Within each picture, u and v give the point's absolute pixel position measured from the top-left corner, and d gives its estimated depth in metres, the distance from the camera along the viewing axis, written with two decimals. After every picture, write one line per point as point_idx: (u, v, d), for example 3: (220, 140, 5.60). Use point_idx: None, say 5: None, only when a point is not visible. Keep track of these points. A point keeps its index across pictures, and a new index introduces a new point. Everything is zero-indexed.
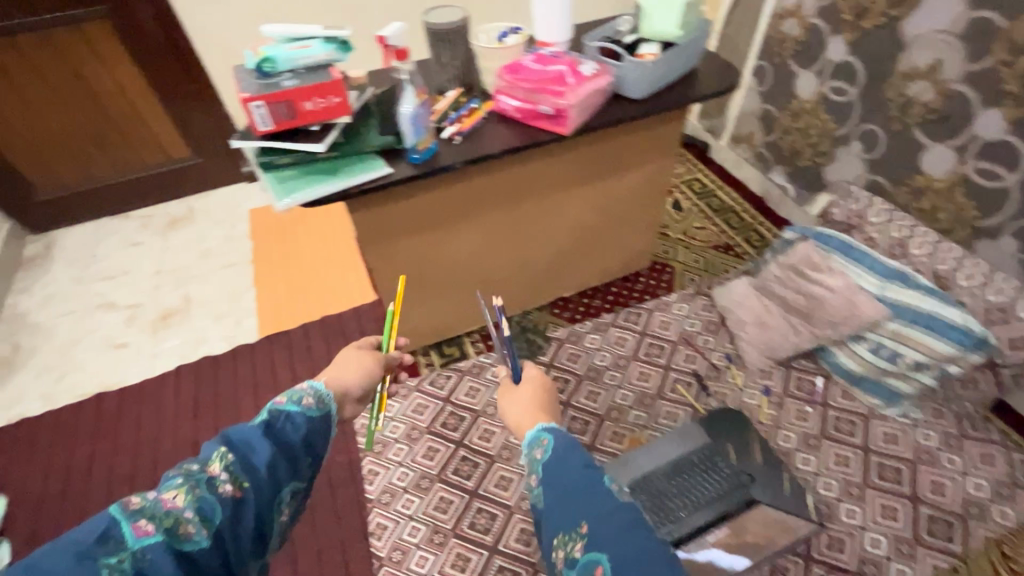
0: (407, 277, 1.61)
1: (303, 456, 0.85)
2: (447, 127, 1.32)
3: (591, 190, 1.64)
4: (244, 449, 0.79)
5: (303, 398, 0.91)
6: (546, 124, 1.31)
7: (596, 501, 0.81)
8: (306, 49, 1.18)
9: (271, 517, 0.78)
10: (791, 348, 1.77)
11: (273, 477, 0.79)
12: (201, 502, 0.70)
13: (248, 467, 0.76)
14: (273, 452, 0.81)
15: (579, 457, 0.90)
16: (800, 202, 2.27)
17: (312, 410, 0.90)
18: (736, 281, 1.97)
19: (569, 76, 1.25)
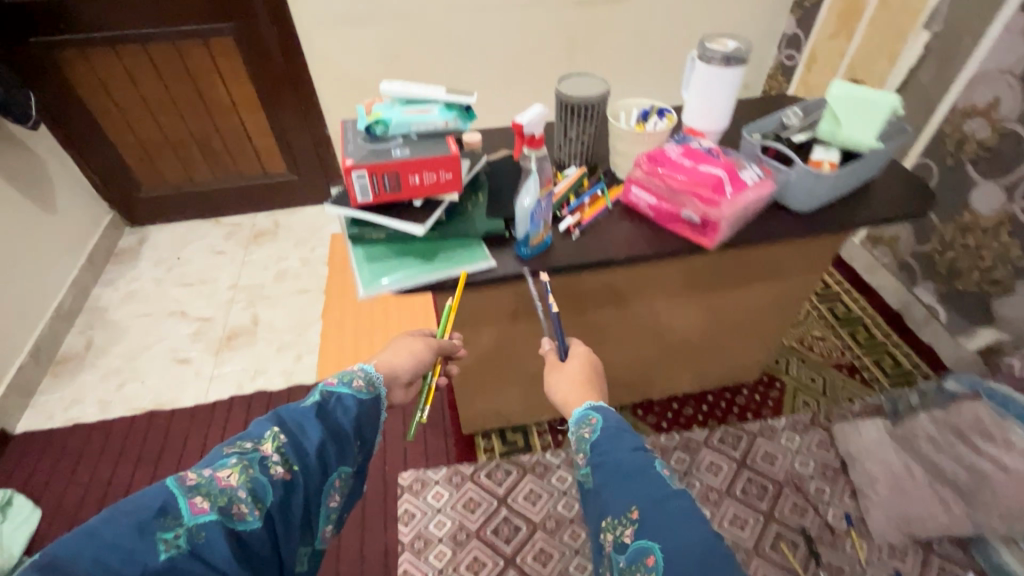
0: (485, 364, 1.43)
1: (349, 440, 0.84)
2: (565, 219, 1.13)
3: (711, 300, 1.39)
4: (298, 430, 0.79)
5: (357, 379, 0.91)
6: (684, 230, 1.09)
7: (644, 489, 0.82)
8: (424, 115, 1.04)
9: (320, 498, 0.79)
10: (937, 531, 1.41)
11: (321, 460, 0.79)
12: (253, 482, 0.71)
13: (299, 449, 0.77)
14: (325, 435, 0.81)
15: (628, 445, 0.90)
16: (953, 331, 1.89)
17: (362, 396, 0.89)
18: (866, 422, 1.63)
19: (727, 182, 1.01)
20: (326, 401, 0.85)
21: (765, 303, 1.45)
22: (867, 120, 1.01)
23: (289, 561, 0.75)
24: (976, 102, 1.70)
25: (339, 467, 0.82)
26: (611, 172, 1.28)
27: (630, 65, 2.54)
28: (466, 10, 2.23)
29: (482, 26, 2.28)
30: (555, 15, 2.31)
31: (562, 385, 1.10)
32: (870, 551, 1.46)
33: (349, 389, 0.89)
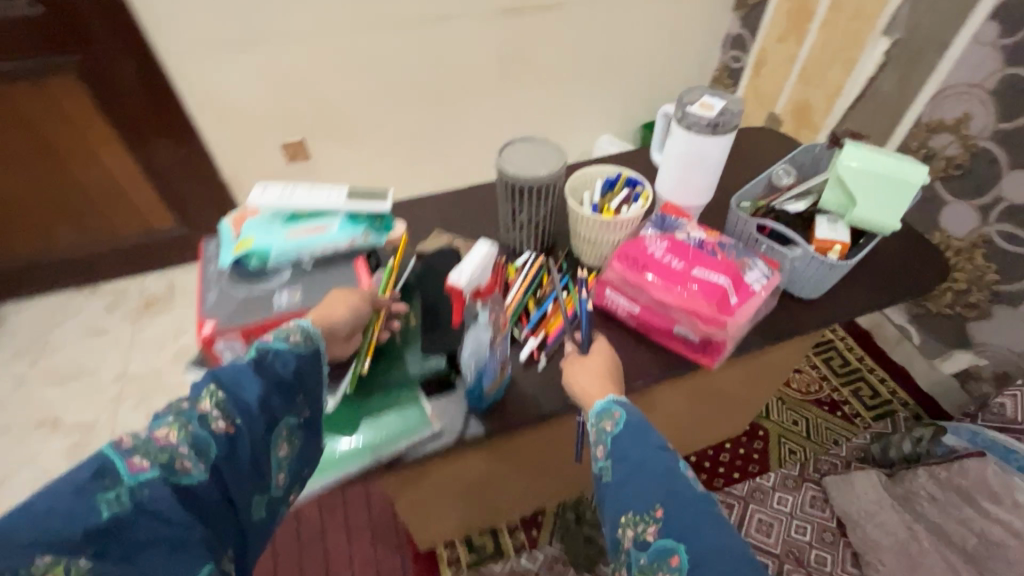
0: (438, 494, 1.16)
1: (305, 386, 0.65)
2: (526, 343, 0.88)
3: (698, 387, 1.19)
4: (237, 384, 0.59)
5: (295, 329, 0.66)
6: (680, 346, 0.85)
7: (674, 493, 0.67)
8: (319, 234, 0.75)
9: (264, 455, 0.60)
10: None
11: (271, 410, 0.61)
12: (196, 438, 0.54)
13: (243, 400, 0.58)
14: (269, 387, 0.61)
15: (654, 436, 0.72)
16: (927, 353, 1.81)
17: (305, 348, 0.65)
18: (861, 476, 1.50)
19: (732, 292, 0.78)
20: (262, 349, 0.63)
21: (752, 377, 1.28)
22: (891, 198, 0.82)
23: (244, 516, 0.58)
24: (943, 118, 1.58)
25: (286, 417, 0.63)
26: (574, 256, 1.03)
27: (568, 77, 2.29)
28: (373, 24, 1.87)
29: (395, 42, 1.93)
30: (480, 26, 1.99)
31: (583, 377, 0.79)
32: None
33: (291, 334, 0.66)
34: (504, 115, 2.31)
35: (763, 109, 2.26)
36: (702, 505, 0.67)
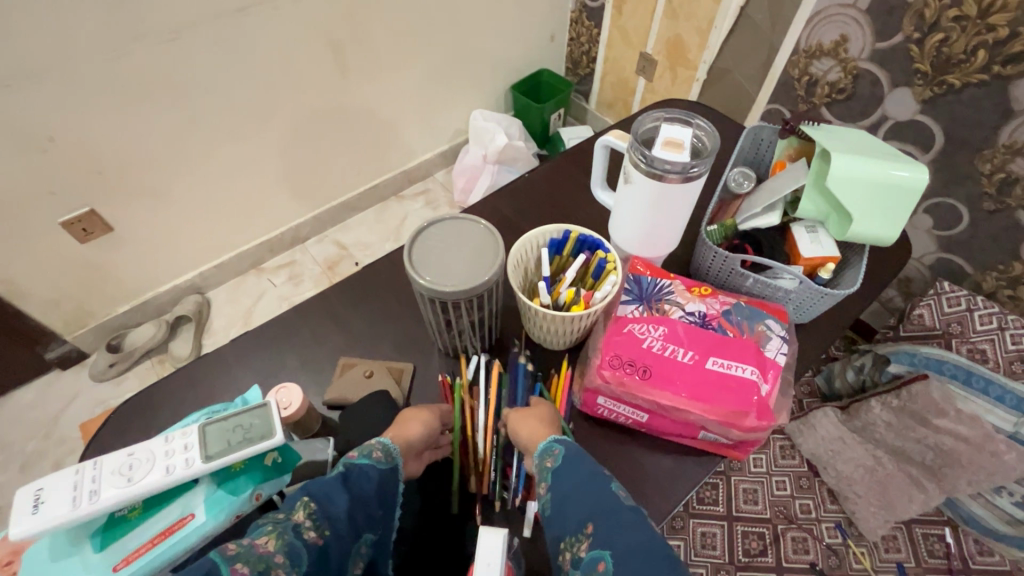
0: None
1: (390, 502, 0.61)
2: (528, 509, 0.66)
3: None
4: (329, 498, 0.54)
5: (380, 449, 0.62)
6: (702, 444, 0.69)
7: (606, 506, 0.55)
8: (177, 530, 0.47)
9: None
10: (918, 512, 1.39)
11: (359, 523, 0.56)
12: (288, 549, 0.48)
13: (334, 512, 0.54)
14: (357, 501, 0.56)
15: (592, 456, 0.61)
16: None
17: (387, 465, 0.61)
18: (820, 415, 1.54)
19: (763, 382, 0.62)
20: (353, 468, 0.59)
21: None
22: (891, 206, 0.70)
23: None
24: (821, 42, 1.53)
25: (368, 535, 0.57)
26: (535, 345, 0.80)
27: (419, 52, 1.92)
28: (138, 38, 1.34)
29: (177, 56, 1.42)
30: (290, 11, 1.53)
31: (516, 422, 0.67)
32: (874, 557, 1.41)
33: (376, 452, 0.61)
34: (354, 112, 1.90)
35: (634, 49, 2.09)
36: (638, 515, 0.55)
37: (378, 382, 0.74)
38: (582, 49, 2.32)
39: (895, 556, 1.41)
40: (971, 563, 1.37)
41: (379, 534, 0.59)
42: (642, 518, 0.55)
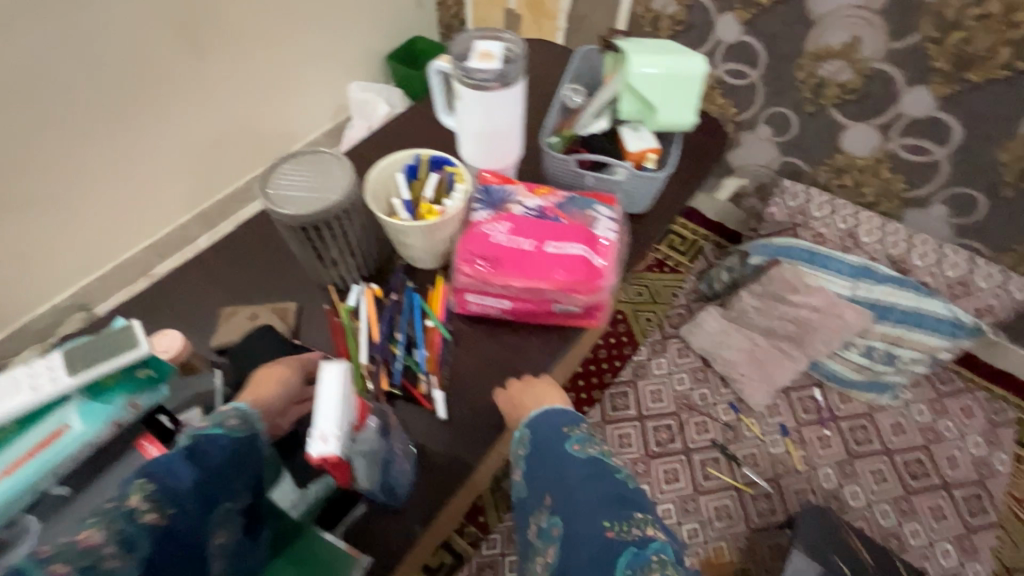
0: None
1: (258, 466, 0.54)
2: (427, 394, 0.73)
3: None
4: (168, 475, 0.47)
5: (239, 416, 0.55)
6: (561, 320, 0.80)
7: (569, 470, 0.63)
8: (56, 442, 0.51)
9: (204, 552, 0.47)
10: (792, 373, 1.63)
11: (213, 495, 0.49)
12: (123, 537, 0.43)
13: (171, 490, 0.46)
14: (208, 472, 0.49)
15: (560, 420, 0.69)
16: (706, 189, 2.09)
17: (246, 429, 0.55)
18: (705, 314, 1.74)
19: (595, 252, 0.73)
20: (201, 436, 0.52)
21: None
22: (684, 98, 0.84)
23: None
24: None
25: (229, 502, 0.50)
26: (408, 264, 0.86)
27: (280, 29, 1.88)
28: None
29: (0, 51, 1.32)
30: None
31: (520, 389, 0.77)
32: (762, 424, 1.63)
33: (237, 418, 0.55)
34: (223, 98, 1.84)
35: (498, 6, 2.16)
36: (594, 472, 0.63)
37: (263, 321, 0.78)
38: (451, 12, 2.36)
39: (777, 419, 1.64)
40: (837, 412, 1.66)
41: (246, 503, 0.52)
42: (597, 472, 0.63)
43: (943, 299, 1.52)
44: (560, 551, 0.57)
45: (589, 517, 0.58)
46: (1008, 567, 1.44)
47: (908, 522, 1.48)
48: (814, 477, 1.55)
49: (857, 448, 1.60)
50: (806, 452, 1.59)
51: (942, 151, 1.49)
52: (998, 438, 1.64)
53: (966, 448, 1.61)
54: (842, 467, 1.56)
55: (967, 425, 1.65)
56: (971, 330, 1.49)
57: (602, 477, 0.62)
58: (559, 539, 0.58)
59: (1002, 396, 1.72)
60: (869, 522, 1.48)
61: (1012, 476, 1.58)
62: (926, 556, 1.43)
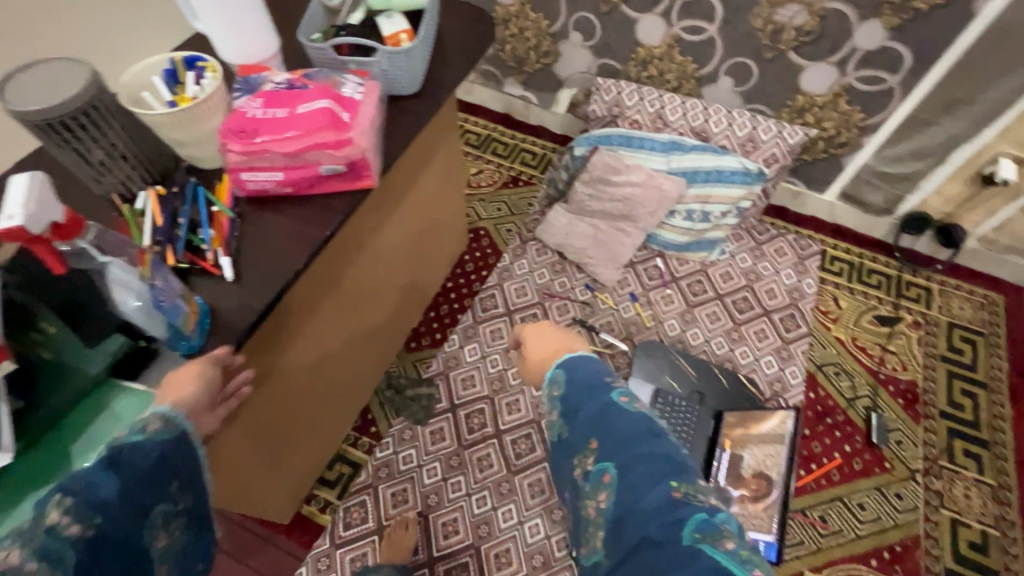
0: (271, 429, 1.20)
1: (178, 469, 0.64)
2: (221, 260, 0.81)
3: (395, 215, 1.33)
4: (93, 490, 0.56)
5: (159, 419, 0.64)
6: (335, 183, 0.90)
7: (616, 423, 0.91)
8: None
9: (141, 552, 0.59)
10: (631, 249, 1.84)
11: (139, 503, 0.59)
12: (40, 555, 0.51)
13: (98, 502, 0.56)
14: (135, 482, 0.59)
15: (599, 375, 0.99)
16: (546, 105, 2.25)
17: (168, 435, 0.64)
18: (555, 210, 1.92)
19: (342, 110, 0.84)
20: (128, 442, 0.61)
21: (440, 189, 1.54)
22: None
23: None
24: None
25: (162, 505, 0.62)
26: (190, 166, 0.92)
27: None
28: None
29: None
30: None
31: (541, 336, 1.13)
32: (615, 296, 1.85)
33: (157, 424, 0.64)
34: None
35: None
36: (642, 426, 0.90)
37: None
38: None
39: (627, 289, 1.86)
40: (677, 274, 1.90)
41: (180, 505, 0.65)
42: (647, 426, 0.90)
43: (735, 156, 1.79)
44: (610, 488, 0.85)
45: (636, 462, 0.84)
46: (817, 364, 1.75)
47: (738, 347, 1.75)
48: (661, 330, 1.79)
49: (696, 298, 1.85)
50: (653, 311, 1.82)
51: (713, 27, 1.70)
52: (805, 267, 1.94)
53: (780, 279, 1.91)
54: (683, 316, 1.81)
55: (781, 261, 1.94)
56: (756, 175, 1.77)
57: (647, 435, 0.88)
58: (609, 481, 0.86)
59: (808, 235, 2.04)
60: (707, 354, 1.74)
61: (817, 295, 1.90)
62: (754, 369, 1.71)
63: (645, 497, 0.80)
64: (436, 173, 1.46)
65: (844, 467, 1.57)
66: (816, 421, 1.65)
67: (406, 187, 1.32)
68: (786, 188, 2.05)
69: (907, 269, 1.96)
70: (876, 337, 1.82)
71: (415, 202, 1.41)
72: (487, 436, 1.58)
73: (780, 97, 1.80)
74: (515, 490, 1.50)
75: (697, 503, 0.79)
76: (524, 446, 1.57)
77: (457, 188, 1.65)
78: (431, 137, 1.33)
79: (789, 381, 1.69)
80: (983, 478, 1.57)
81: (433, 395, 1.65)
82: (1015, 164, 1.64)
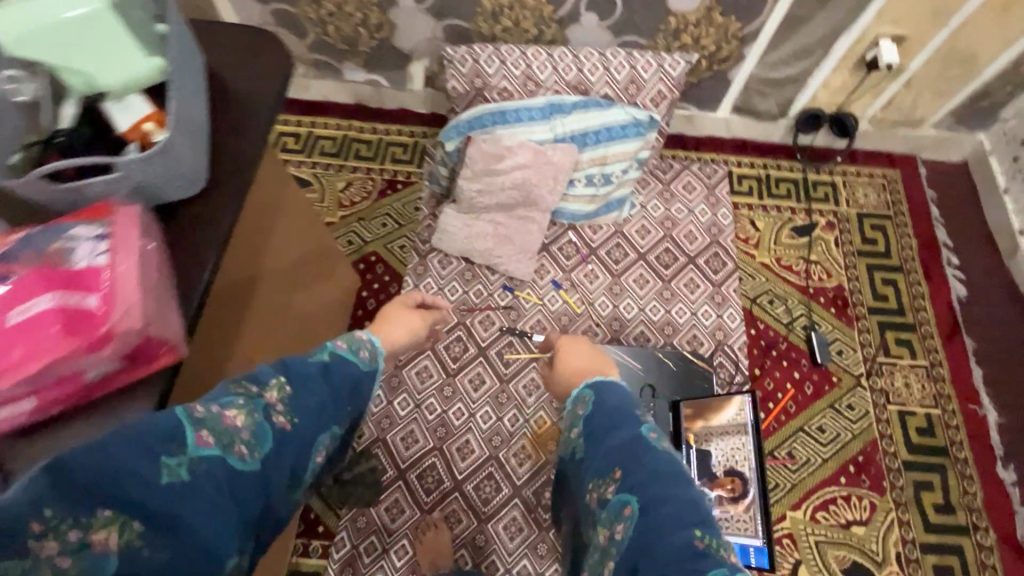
0: None
1: (354, 399, 0.84)
2: None
3: (254, 297, 1.03)
4: (304, 386, 0.76)
5: (360, 349, 0.87)
6: (121, 381, 0.63)
7: (642, 451, 0.85)
8: None
9: (305, 456, 0.75)
10: (540, 235, 1.66)
11: (324, 412, 0.77)
12: (256, 427, 0.68)
13: (299, 402, 0.74)
14: (326, 394, 0.78)
15: (629, 403, 0.94)
16: (399, 85, 1.92)
17: (367, 365, 0.87)
18: (446, 213, 1.68)
19: (90, 292, 0.60)
20: (337, 357, 0.83)
21: (305, 237, 1.22)
22: (103, 44, 0.67)
23: (272, 505, 0.70)
24: None
25: (333, 425, 0.79)
26: None
27: None
28: None
29: None
30: None
31: (578, 352, 1.09)
32: (537, 290, 1.69)
33: (359, 352, 0.86)
34: None
35: None
36: (663, 464, 0.84)
37: None
38: None
39: (547, 277, 1.70)
40: (594, 244, 1.74)
41: (341, 427, 0.82)
42: (669, 462, 0.84)
43: (620, 105, 1.62)
44: (627, 522, 0.78)
45: (661, 503, 0.78)
46: (751, 298, 1.72)
47: (673, 306, 1.66)
48: (593, 311, 1.66)
49: (620, 266, 1.72)
50: (580, 293, 1.69)
51: None
52: (717, 197, 1.84)
53: (696, 218, 1.81)
54: (611, 290, 1.69)
55: (692, 198, 1.83)
56: (648, 123, 1.62)
57: (673, 469, 0.83)
58: (627, 514, 0.80)
59: (710, 160, 1.93)
60: (646, 324, 1.64)
61: (734, 223, 1.83)
62: (694, 325, 1.64)
63: (664, 541, 0.74)
64: (291, 222, 1.14)
65: (798, 395, 1.58)
66: (763, 356, 1.63)
67: (256, 262, 1.01)
68: (679, 115, 1.91)
69: (811, 169, 1.92)
70: (797, 250, 1.79)
71: (276, 270, 1.09)
72: (447, 492, 1.44)
73: (652, 24, 1.59)
74: (493, 539, 1.39)
75: (717, 556, 0.71)
76: (488, 489, 1.44)
77: (322, 225, 1.33)
78: (266, 191, 1.00)
79: (729, 326, 1.64)
80: (917, 362, 1.63)
81: (377, 469, 1.46)
82: (894, 43, 1.57)
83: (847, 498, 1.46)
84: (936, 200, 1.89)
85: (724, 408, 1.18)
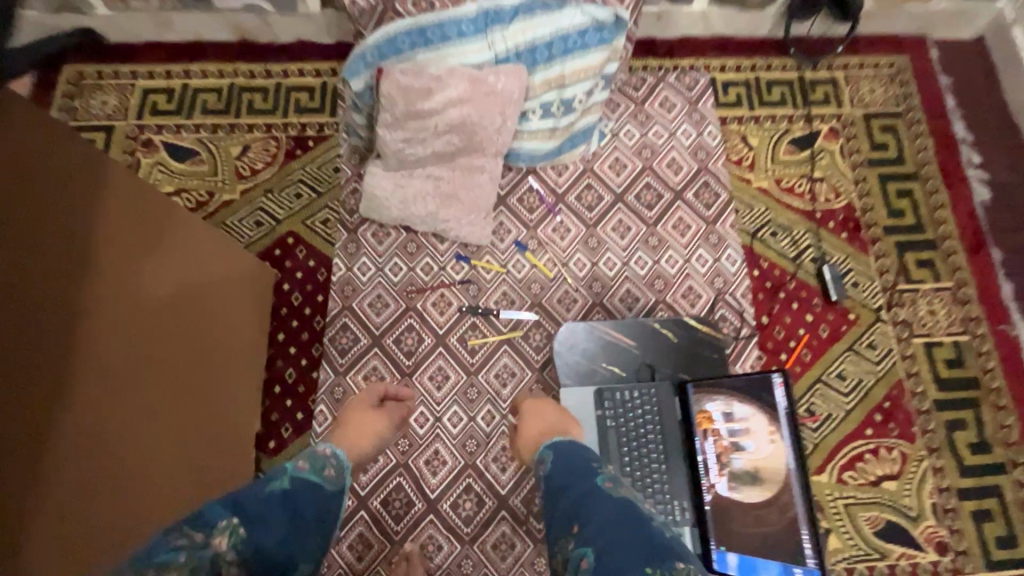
0: None
1: (330, 523, 0.84)
2: None
3: (108, 434, 0.86)
4: (261, 521, 0.76)
5: (326, 468, 0.89)
6: None
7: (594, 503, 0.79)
8: None
9: None
10: (493, 187, 1.33)
11: (289, 549, 0.76)
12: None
13: (257, 542, 0.74)
14: (286, 521, 0.78)
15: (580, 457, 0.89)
16: (288, 9, 1.48)
17: (334, 482, 0.88)
18: (372, 171, 1.32)
19: None
20: (300, 482, 0.84)
21: (135, 272, 0.93)
22: None
23: None
24: None
25: (306, 558, 0.78)
26: None
27: None
28: None
29: None
30: None
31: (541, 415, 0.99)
32: (498, 256, 1.38)
33: (323, 470, 0.88)
34: None
35: None
36: (618, 511, 0.77)
37: None
38: None
39: (508, 239, 1.39)
40: (561, 190, 1.43)
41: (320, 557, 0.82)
42: (626, 507, 0.78)
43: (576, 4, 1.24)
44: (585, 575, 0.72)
45: (622, 548, 0.71)
46: (751, 232, 1.44)
47: (663, 255, 1.39)
48: (569, 274, 1.37)
49: (594, 214, 1.42)
50: (551, 254, 1.39)
51: None
52: (701, 113, 1.52)
53: (679, 142, 1.49)
54: (587, 245, 1.39)
55: (671, 117, 1.51)
56: (613, 25, 1.26)
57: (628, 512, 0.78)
58: (587, 567, 0.72)
59: (689, 67, 1.58)
60: (633, 281, 1.37)
61: (724, 143, 1.52)
62: (689, 275, 1.37)
63: None
64: (109, 361, 0.87)
65: (813, 342, 1.36)
66: (770, 300, 1.39)
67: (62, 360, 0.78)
68: (647, 13, 1.54)
69: (807, 66, 1.60)
70: (799, 168, 1.51)
71: (107, 335, 0.86)
72: (421, 515, 1.20)
73: None
74: (482, 562, 1.18)
75: None
76: (469, 505, 1.21)
77: (147, 267, 0.95)
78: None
79: (729, 271, 1.38)
80: (941, 284, 1.42)
81: None
82: None
83: (876, 451, 1.29)
84: (951, 88, 1.60)
85: (750, 392, 0.95)
